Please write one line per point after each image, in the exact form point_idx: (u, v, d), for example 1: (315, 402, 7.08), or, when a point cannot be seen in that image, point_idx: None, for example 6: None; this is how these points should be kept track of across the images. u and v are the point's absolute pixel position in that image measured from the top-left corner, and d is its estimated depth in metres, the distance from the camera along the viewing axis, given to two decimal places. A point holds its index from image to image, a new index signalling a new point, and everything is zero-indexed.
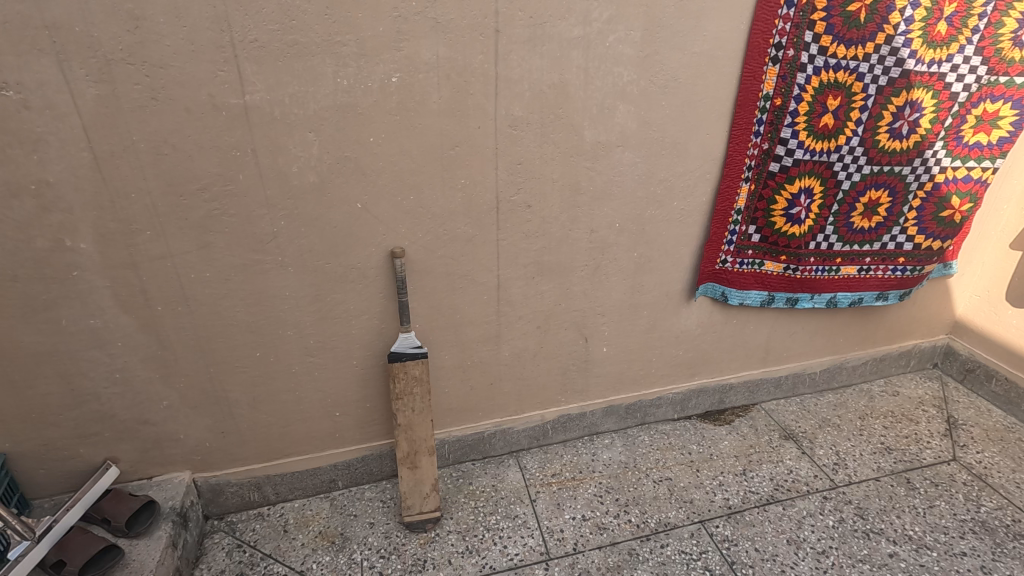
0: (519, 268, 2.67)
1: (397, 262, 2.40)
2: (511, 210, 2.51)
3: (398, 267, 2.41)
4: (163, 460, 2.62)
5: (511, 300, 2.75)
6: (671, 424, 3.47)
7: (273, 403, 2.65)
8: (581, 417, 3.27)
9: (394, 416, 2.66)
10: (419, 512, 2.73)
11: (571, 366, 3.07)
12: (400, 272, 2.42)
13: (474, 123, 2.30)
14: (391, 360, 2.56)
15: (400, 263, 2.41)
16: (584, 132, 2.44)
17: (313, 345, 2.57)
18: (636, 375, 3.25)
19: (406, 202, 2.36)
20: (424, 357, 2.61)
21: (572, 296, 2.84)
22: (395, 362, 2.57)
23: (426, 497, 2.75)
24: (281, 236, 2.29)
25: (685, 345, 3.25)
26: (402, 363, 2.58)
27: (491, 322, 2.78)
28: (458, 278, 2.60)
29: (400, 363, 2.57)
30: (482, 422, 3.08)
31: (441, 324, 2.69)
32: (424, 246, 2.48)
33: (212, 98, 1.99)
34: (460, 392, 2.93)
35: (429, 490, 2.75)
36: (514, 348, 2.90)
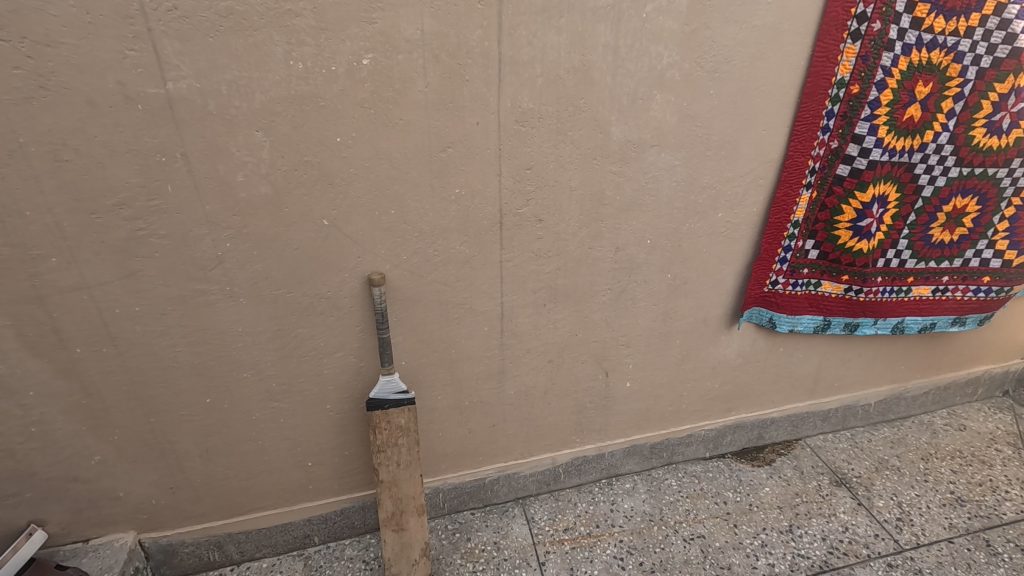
0: (527, 294, 2.18)
1: (375, 291, 1.92)
2: (517, 225, 2.02)
3: (378, 297, 1.94)
4: (101, 521, 2.20)
5: (517, 332, 2.27)
6: (702, 464, 3.00)
7: (232, 454, 2.21)
8: (598, 459, 2.81)
9: (376, 471, 2.21)
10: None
11: (588, 404, 2.60)
12: (380, 304, 1.94)
13: (472, 118, 1.80)
14: (370, 409, 2.10)
15: (379, 291, 1.93)
16: (611, 128, 1.93)
17: (276, 389, 2.11)
18: (664, 412, 2.78)
19: (386, 216, 1.88)
20: (411, 404, 2.15)
21: (592, 325, 2.36)
22: (375, 411, 2.12)
23: (415, 564, 2.32)
24: (227, 261, 1.82)
25: (722, 377, 2.76)
26: (384, 411, 2.12)
27: (493, 357, 2.30)
28: (453, 308, 2.12)
29: (382, 412, 2.11)
30: (483, 468, 2.63)
31: (432, 361, 2.22)
32: (410, 271, 2.00)
33: (123, 87, 1.51)
34: (456, 435, 2.48)
35: (418, 555, 2.32)
36: (520, 386, 2.43)
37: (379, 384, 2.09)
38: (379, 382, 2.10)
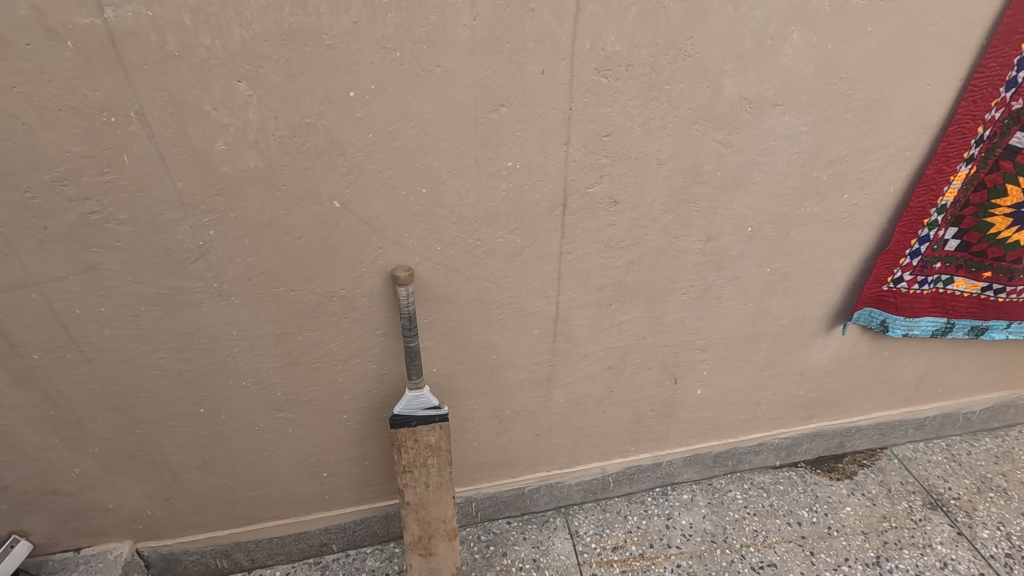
0: (590, 292, 1.74)
1: (401, 291, 1.50)
2: (585, 209, 1.55)
3: (405, 299, 1.52)
4: (92, 530, 1.94)
5: (574, 336, 1.84)
6: (770, 474, 2.62)
7: (234, 465, 1.89)
8: (654, 468, 2.44)
9: (401, 493, 1.88)
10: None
11: (649, 412, 2.20)
12: (407, 307, 1.53)
13: (535, 66, 1.30)
14: (392, 427, 1.74)
15: (407, 292, 1.52)
16: (722, 81, 1.41)
17: (282, 398, 1.76)
18: (736, 420, 2.36)
19: (415, 197, 1.43)
20: (443, 422, 1.77)
21: (665, 328, 1.91)
22: (400, 429, 1.75)
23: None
24: (212, 253, 1.41)
25: (809, 383, 2.32)
26: (411, 429, 1.75)
27: (542, 364, 1.89)
28: (497, 309, 1.70)
29: (408, 430, 1.75)
30: (523, 477, 2.28)
31: (469, 367, 1.83)
32: (445, 265, 1.56)
33: (41, 15, 1.05)
34: (494, 445, 2.12)
35: None
36: (572, 394, 2.03)
37: (405, 399, 1.72)
38: (406, 396, 1.72)
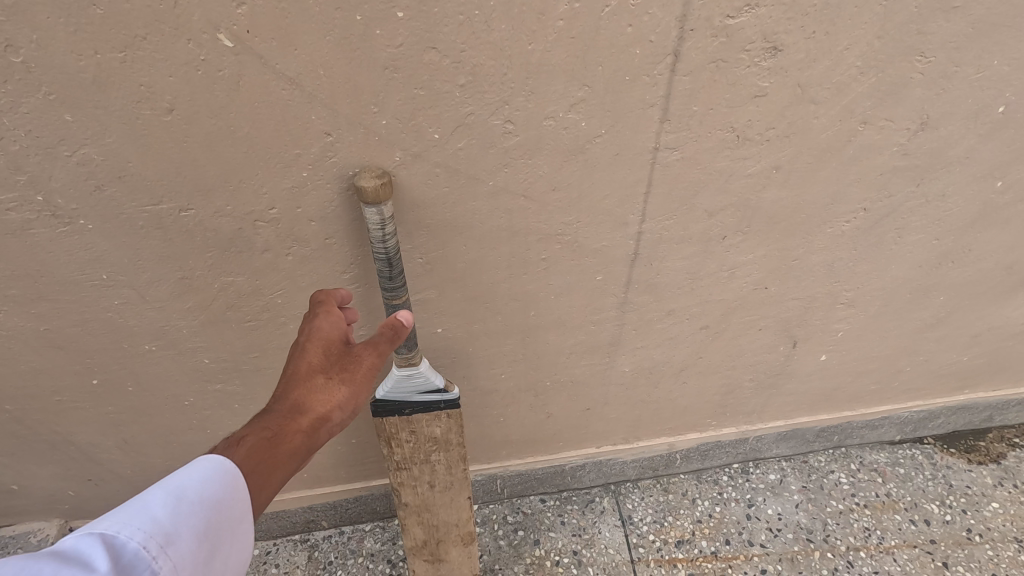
0: (694, 218, 1.04)
1: (368, 213, 0.85)
2: (715, 63, 0.82)
3: (377, 228, 0.87)
4: (5, 511, 1.50)
5: (658, 284, 1.18)
6: (886, 453, 2.00)
7: (169, 445, 1.37)
8: (738, 444, 1.85)
9: (396, 492, 1.34)
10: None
11: (747, 383, 1.57)
12: (382, 242, 0.88)
13: None
14: (375, 415, 1.16)
15: (382, 215, 0.86)
16: None
17: (214, 367, 1.17)
18: (862, 391, 1.72)
19: (387, 31, 0.73)
20: (450, 409, 1.17)
21: (801, 274, 1.22)
22: (387, 417, 1.17)
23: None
24: (11, 138, 0.75)
25: (980, 348, 1.62)
26: (405, 418, 1.17)
27: (604, 322, 1.25)
28: (538, 241, 1.03)
29: (398, 419, 1.17)
30: (565, 454, 1.73)
31: (493, 327, 1.20)
32: (449, 166, 0.88)
33: None
34: (529, 421, 1.54)
35: None
36: (643, 361, 1.40)
37: (392, 376, 1.12)
38: (394, 372, 1.12)
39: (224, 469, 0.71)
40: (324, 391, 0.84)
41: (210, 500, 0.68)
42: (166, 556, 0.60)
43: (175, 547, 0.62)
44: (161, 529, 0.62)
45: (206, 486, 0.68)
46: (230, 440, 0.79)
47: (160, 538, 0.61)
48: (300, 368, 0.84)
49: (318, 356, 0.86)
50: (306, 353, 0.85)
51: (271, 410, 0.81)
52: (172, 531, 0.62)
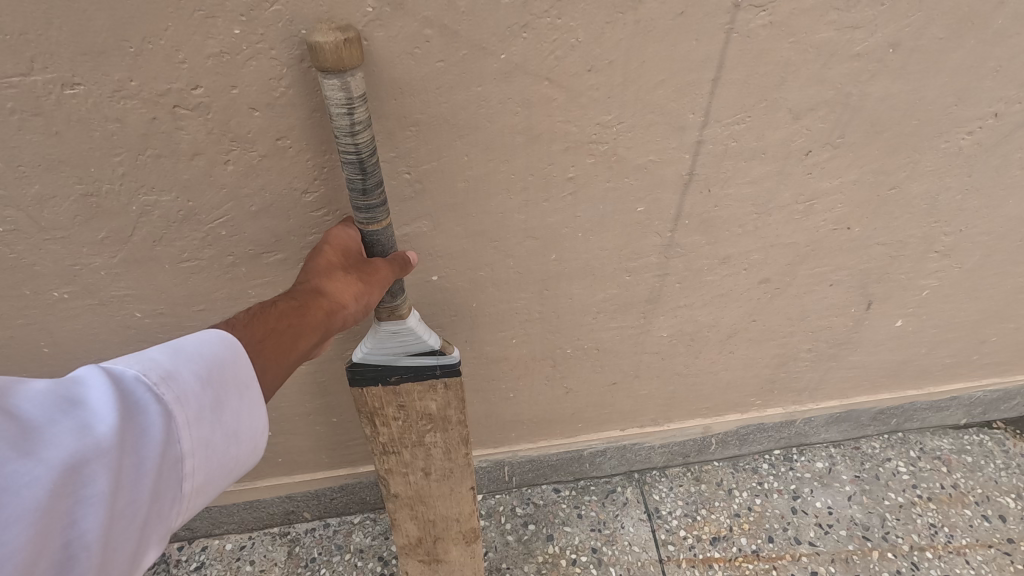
0: (774, 121, 0.78)
1: (327, 86, 0.58)
2: None
3: (341, 112, 0.61)
4: None
5: (715, 220, 0.92)
6: (950, 439, 1.74)
7: None
8: (783, 426, 1.60)
9: (383, 481, 1.10)
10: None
11: (804, 354, 1.31)
12: (350, 135, 0.62)
13: None
14: (352, 386, 0.91)
15: (348, 90, 0.59)
16: None
17: (149, 324, 0.92)
18: (934, 365, 1.46)
19: None
20: (449, 378, 0.92)
21: (896, 209, 0.96)
22: (368, 389, 0.92)
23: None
24: None
25: None
26: (391, 388, 0.92)
27: (643, 270, 0.99)
28: (564, 152, 0.77)
29: (383, 390, 0.92)
30: (584, 437, 1.48)
31: (504, 274, 0.94)
32: (443, 24, 0.63)
33: None
34: (544, 398, 1.29)
35: None
36: (686, 323, 1.14)
37: (374, 334, 0.88)
38: (376, 330, 0.87)
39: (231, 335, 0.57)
40: (336, 286, 0.65)
41: (216, 354, 0.54)
42: (166, 389, 0.48)
43: (177, 384, 0.49)
44: (157, 367, 0.49)
45: (208, 343, 0.54)
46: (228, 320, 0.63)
47: (157, 373, 0.48)
48: (312, 263, 0.67)
49: (336, 256, 0.69)
50: (322, 251, 0.69)
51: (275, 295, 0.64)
52: (171, 369, 0.50)
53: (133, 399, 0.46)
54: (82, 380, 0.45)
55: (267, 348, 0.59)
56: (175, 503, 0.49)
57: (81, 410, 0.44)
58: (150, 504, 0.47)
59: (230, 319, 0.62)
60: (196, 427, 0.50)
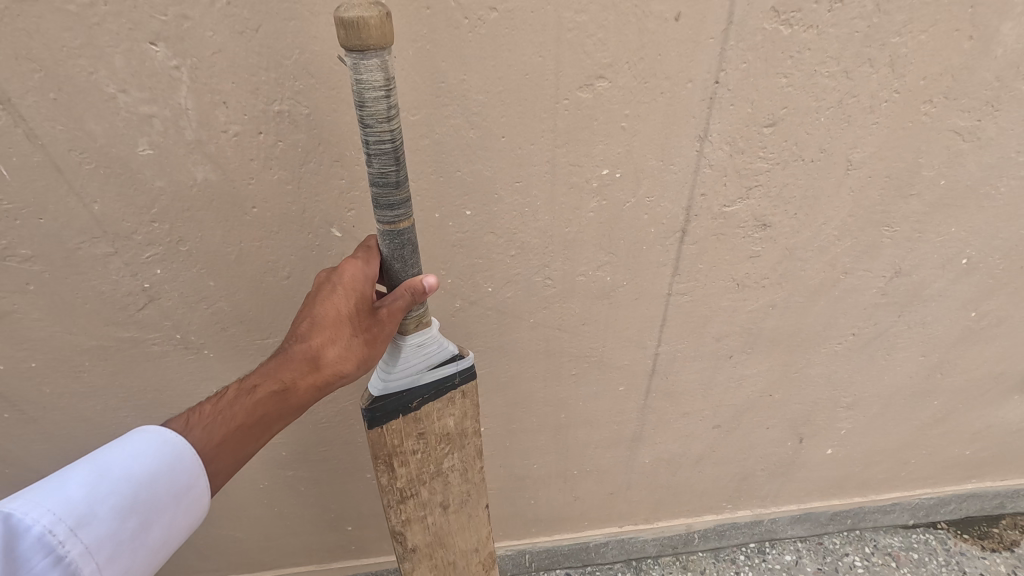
0: (704, 342, 1.21)
1: (368, 65, 0.59)
2: (716, 236, 1.00)
3: (378, 94, 0.61)
4: None
5: (673, 392, 1.34)
6: (901, 537, 2.05)
7: (239, 518, 1.55)
8: (754, 524, 1.93)
9: (395, 534, 1.01)
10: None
11: (759, 471, 1.69)
12: (387, 117, 0.63)
13: (663, 8, 0.72)
14: (371, 429, 0.86)
15: (385, 69, 0.60)
16: (997, 28, 0.78)
17: (288, 457, 1.38)
18: (872, 479, 1.81)
19: (456, 221, 0.91)
20: (465, 384, 0.93)
21: (803, 384, 1.37)
22: (387, 423, 0.88)
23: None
24: (164, 297, 0.97)
25: (983, 444, 1.71)
26: (411, 410, 0.89)
27: (626, 422, 1.41)
28: (569, 361, 1.21)
29: (404, 422, 0.89)
30: (589, 531, 1.85)
31: (529, 426, 1.37)
32: (498, 309, 1.07)
33: None
34: (557, 502, 1.68)
35: None
36: (662, 453, 1.54)
37: (392, 356, 0.85)
38: (395, 350, 0.85)
39: (170, 440, 0.73)
40: (329, 357, 0.75)
41: (136, 477, 0.70)
42: (77, 539, 0.64)
43: (89, 529, 0.65)
44: (72, 513, 0.64)
45: (137, 462, 0.71)
46: (211, 400, 0.78)
47: (71, 522, 0.64)
48: (315, 323, 0.75)
49: (345, 311, 0.75)
50: (330, 307, 0.74)
51: (265, 369, 0.76)
52: (85, 512, 0.65)
53: (43, 552, 0.61)
54: None
55: (232, 440, 0.75)
56: None
57: None
58: None
59: (213, 402, 0.77)
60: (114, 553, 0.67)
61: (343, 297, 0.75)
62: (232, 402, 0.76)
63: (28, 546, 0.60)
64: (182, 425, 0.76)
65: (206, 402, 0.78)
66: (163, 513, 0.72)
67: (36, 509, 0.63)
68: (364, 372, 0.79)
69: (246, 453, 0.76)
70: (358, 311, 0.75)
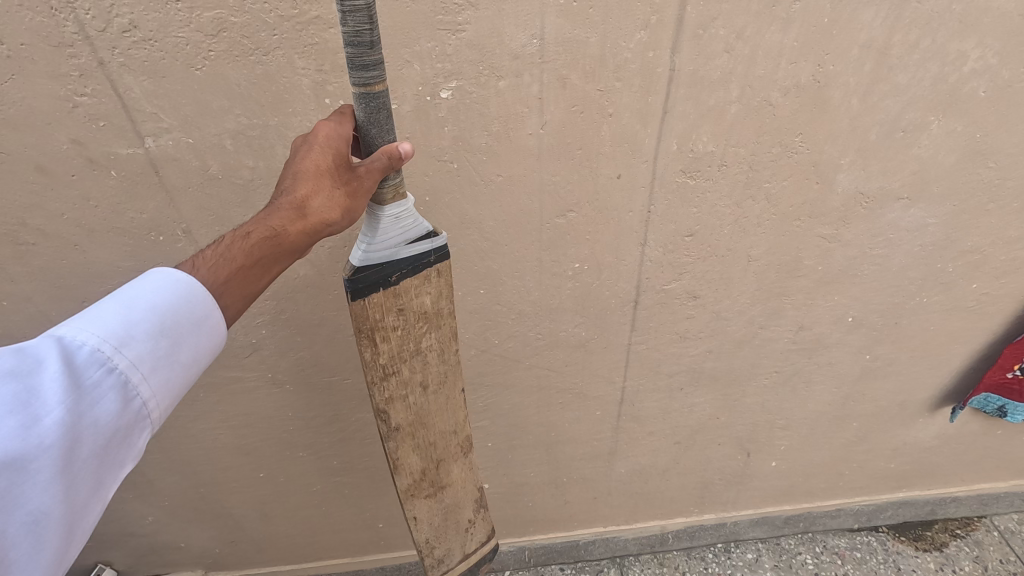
0: (659, 378, 1.58)
1: None
2: (660, 304, 1.38)
3: None
4: (166, 562, 2.01)
5: (639, 416, 1.71)
6: (848, 539, 2.37)
7: (293, 516, 1.91)
8: (718, 526, 2.29)
9: (381, 415, 1.05)
10: (462, 559, 1.37)
11: (717, 480, 2.05)
12: None
13: (611, 169, 1.10)
14: (354, 302, 0.89)
15: None
16: (837, 176, 1.16)
17: (338, 466, 1.75)
18: (814, 488, 2.16)
19: (473, 297, 1.29)
20: (441, 264, 0.96)
21: (742, 409, 1.74)
22: (370, 298, 0.91)
23: (469, 530, 1.35)
24: (264, 347, 1.36)
25: (903, 458, 2.06)
26: (391, 284, 0.91)
27: (603, 439, 1.78)
28: (557, 392, 1.59)
29: (384, 295, 0.92)
30: (576, 529, 2.22)
31: (526, 442, 1.74)
32: (502, 356, 1.45)
33: (82, 147, 0.96)
34: (551, 505, 2.04)
35: (474, 515, 1.35)
36: (634, 464, 1.91)
37: (371, 224, 0.88)
38: (373, 219, 0.87)
39: (183, 280, 0.77)
40: (314, 206, 0.76)
41: (162, 306, 0.74)
42: (121, 355, 0.71)
43: (130, 347, 0.71)
44: (114, 333, 0.71)
45: (159, 294, 0.75)
46: (211, 248, 0.80)
47: (114, 341, 0.70)
48: (299, 175, 0.77)
49: (326, 166, 0.77)
50: (312, 164, 0.77)
51: (256, 218, 0.78)
52: (124, 333, 0.71)
53: (97, 364, 0.69)
54: (48, 360, 0.67)
55: (236, 281, 0.78)
56: (145, 427, 0.75)
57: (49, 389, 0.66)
58: (126, 432, 0.73)
59: (212, 251, 0.80)
60: (155, 372, 0.74)
61: (321, 152, 0.77)
62: (231, 246, 0.79)
63: (82, 362, 0.68)
64: (189, 267, 0.80)
65: (207, 248, 0.81)
66: (190, 337, 0.77)
67: (85, 332, 0.70)
68: (349, 225, 0.81)
69: (252, 290, 0.80)
70: (336, 167, 0.77)
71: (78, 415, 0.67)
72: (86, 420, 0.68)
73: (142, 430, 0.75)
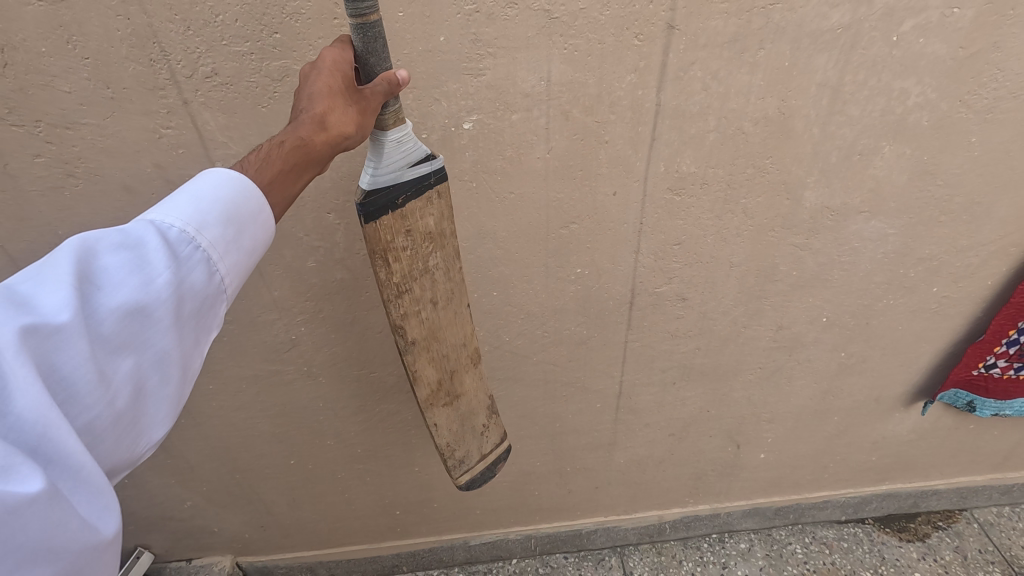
0: (653, 373, 1.75)
1: None
2: (653, 306, 1.55)
3: None
4: (199, 546, 2.18)
5: (635, 408, 1.88)
6: (835, 530, 2.52)
7: (318, 502, 2.07)
8: (712, 517, 2.44)
9: (394, 331, 1.14)
10: (480, 460, 1.47)
11: (710, 471, 2.21)
12: None
13: (607, 188, 1.28)
14: (367, 224, 0.97)
15: None
16: (804, 193, 1.34)
17: (361, 453, 1.92)
18: (801, 480, 2.32)
19: (487, 298, 1.47)
20: (441, 187, 1.04)
21: (730, 402, 1.90)
22: (381, 220, 0.99)
23: (485, 433, 1.46)
24: (302, 343, 1.54)
25: (883, 451, 2.22)
26: (398, 206, 1.00)
27: (603, 430, 1.94)
28: (561, 385, 1.76)
29: (394, 217, 1.00)
30: (580, 520, 2.37)
31: (533, 432, 1.91)
32: (512, 351, 1.62)
33: (163, 171, 1.15)
34: (555, 493, 2.20)
35: (485, 421, 1.45)
36: (632, 454, 2.07)
37: (377, 152, 0.96)
38: (378, 146, 0.95)
39: (234, 178, 0.79)
40: (332, 120, 0.81)
41: (228, 198, 0.77)
42: (203, 235, 0.75)
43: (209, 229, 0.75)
44: (194, 215, 0.75)
45: (219, 188, 0.77)
46: (246, 159, 0.84)
47: (196, 223, 0.74)
48: (316, 94, 0.82)
49: (336, 87, 0.83)
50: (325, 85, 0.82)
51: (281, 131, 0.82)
52: (201, 215, 0.75)
53: (186, 242, 0.74)
54: (148, 237, 0.72)
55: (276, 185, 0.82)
56: (226, 300, 0.80)
57: (155, 260, 0.71)
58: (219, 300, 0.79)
59: (245, 163, 0.83)
60: (230, 253, 0.78)
61: (331, 76, 0.83)
62: (267, 155, 0.82)
63: (174, 240, 0.73)
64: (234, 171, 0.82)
65: (249, 156, 0.84)
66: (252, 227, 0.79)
67: (171, 215, 0.74)
68: (361, 142, 0.87)
69: (292, 193, 0.83)
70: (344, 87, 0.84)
71: (181, 280, 0.73)
72: (185, 287, 0.74)
73: (233, 292, 0.81)
